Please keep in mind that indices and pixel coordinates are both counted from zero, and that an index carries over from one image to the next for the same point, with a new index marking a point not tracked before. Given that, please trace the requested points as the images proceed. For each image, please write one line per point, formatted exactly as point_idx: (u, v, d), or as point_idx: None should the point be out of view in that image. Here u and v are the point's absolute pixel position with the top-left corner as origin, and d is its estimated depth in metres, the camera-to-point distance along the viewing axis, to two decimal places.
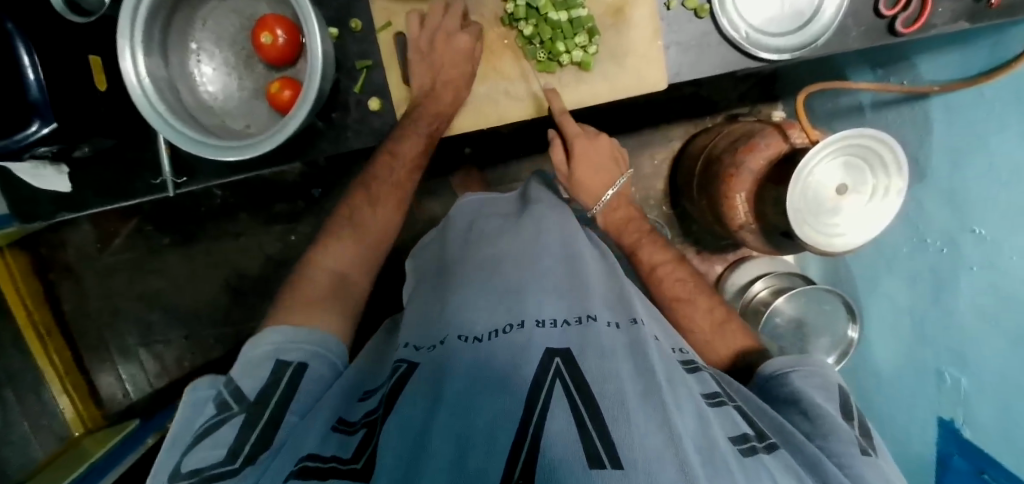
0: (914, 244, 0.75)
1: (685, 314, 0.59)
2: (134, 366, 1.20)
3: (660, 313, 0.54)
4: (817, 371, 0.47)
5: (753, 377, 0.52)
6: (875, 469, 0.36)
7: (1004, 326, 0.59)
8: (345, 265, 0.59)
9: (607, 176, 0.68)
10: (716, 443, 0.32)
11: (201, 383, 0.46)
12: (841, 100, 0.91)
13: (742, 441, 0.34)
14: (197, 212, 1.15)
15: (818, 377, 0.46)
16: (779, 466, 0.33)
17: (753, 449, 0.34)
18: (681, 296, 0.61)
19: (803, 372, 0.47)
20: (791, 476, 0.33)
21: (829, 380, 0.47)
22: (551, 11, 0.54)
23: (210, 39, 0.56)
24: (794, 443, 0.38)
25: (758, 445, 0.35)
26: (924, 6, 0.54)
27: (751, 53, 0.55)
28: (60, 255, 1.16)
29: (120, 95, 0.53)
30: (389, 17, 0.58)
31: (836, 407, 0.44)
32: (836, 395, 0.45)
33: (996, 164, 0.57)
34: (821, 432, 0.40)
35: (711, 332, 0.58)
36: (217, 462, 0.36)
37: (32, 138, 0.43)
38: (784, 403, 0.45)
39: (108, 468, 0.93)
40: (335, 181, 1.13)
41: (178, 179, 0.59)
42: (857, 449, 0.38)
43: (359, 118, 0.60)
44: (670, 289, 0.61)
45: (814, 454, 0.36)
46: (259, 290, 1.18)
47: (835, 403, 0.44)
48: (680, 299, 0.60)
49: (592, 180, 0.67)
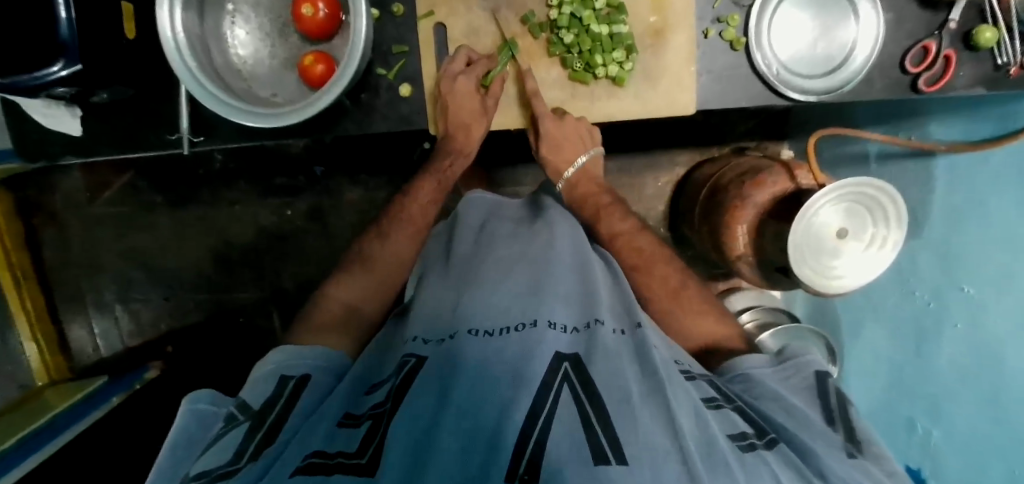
0: (900, 296, 0.75)
1: None
2: (108, 322, 1.17)
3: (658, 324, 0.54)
4: (795, 366, 0.47)
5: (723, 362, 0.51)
6: (863, 468, 0.35)
7: (981, 380, 0.63)
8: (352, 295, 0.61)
9: (573, 151, 0.63)
10: (716, 437, 0.32)
11: (204, 394, 0.44)
12: (847, 147, 0.93)
13: (740, 437, 0.35)
14: (195, 174, 1.12)
15: (797, 376, 0.46)
16: (779, 462, 0.34)
17: (752, 445, 0.34)
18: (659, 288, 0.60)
19: (783, 371, 0.47)
20: (792, 472, 0.33)
21: (807, 372, 0.46)
22: (593, 24, 0.55)
23: (247, 3, 0.55)
24: (791, 439, 0.38)
25: (757, 441, 0.35)
26: (946, 68, 0.56)
27: (781, 91, 0.56)
28: (47, 200, 1.12)
29: (150, 45, 0.52)
30: (431, 6, 0.58)
31: (817, 407, 0.43)
32: (818, 393, 0.44)
33: (992, 228, 0.59)
34: (808, 429, 0.39)
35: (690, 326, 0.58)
36: (223, 463, 0.34)
37: (52, 77, 0.42)
38: (762, 397, 0.44)
39: (70, 422, 0.88)
40: (339, 161, 1.11)
41: (195, 137, 0.58)
42: (844, 452, 0.37)
43: (387, 102, 0.59)
44: None
45: (807, 446, 0.36)
46: (247, 260, 1.16)
47: (817, 402, 0.43)
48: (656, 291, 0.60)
49: (558, 157, 0.63)
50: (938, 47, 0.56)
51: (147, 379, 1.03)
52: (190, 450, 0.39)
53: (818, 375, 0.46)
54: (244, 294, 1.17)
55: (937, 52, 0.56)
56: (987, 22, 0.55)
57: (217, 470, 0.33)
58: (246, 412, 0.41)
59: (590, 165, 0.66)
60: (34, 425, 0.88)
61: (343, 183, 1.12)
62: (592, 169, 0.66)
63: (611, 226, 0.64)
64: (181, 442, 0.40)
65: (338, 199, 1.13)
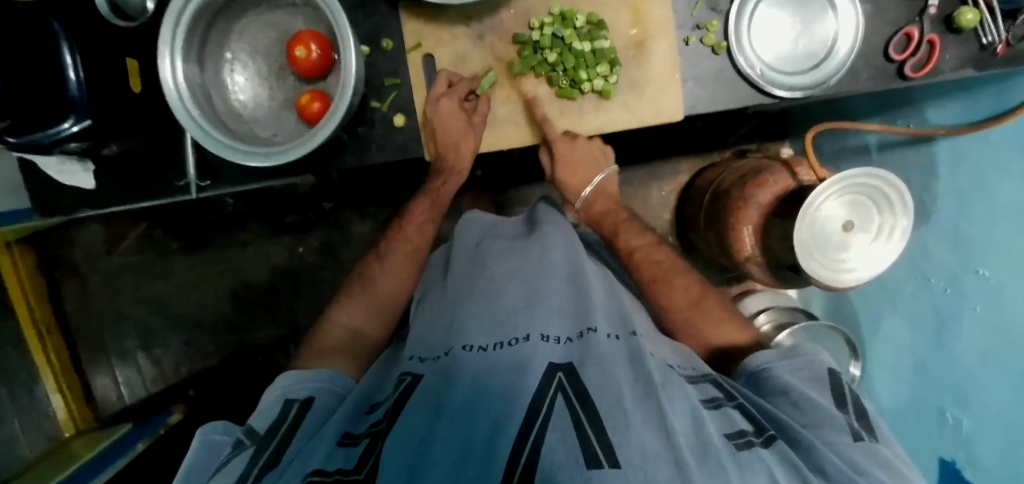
0: (918, 285, 0.74)
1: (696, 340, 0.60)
2: (131, 370, 1.19)
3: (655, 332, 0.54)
4: (807, 360, 0.46)
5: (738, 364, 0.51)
6: (873, 454, 0.36)
7: (1004, 364, 0.60)
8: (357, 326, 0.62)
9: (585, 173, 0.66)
10: (709, 438, 0.32)
11: (216, 423, 0.45)
12: (848, 141, 0.92)
13: (739, 437, 0.35)
14: (208, 219, 1.16)
15: (808, 369, 0.45)
16: (776, 460, 0.33)
17: (750, 443, 0.34)
18: (665, 293, 0.60)
19: (793, 364, 0.46)
20: (789, 471, 0.32)
21: (819, 366, 0.46)
22: (575, 41, 0.57)
23: (245, 50, 0.58)
24: (789, 435, 0.37)
25: (755, 439, 0.35)
26: (932, 53, 0.56)
27: (767, 90, 0.57)
28: (68, 255, 1.16)
29: (154, 97, 0.55)
30: (419, 39, 0.60)
31: (828, 397, 0.42)
32: (828, 384, 0.44)
33: (1000, 208, 0.58)
34: (816, 419, 0.39)
35: (699, 328, 0.58)
36: None
37: (64, 134, 0.44)
38: (772, 394, 0.44)
39: (95, 472, 0.88)
40: (346, 195, 1.14)
41: (201, 182, 0.60)
42: (851, 438, 0.37)
43: (383, 133, 0.61)
44: (651, 289, 0.61)
45: (811, 442, 0.35)
46: (262, 299, 1.18)
47: (828, 394, 0.43)
48: (664, 296, 0.60)
49: (572, 179, 0.66)
50: (921, 33, 0.56)
51: (170, 424, 1.03)
52: (201, 476, 0.40)
53: (829, 371, 0.45)
54: (259, 333, 1.18)
55: (920, 38, 0.56)
56: (967, 3, 0.55)
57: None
58: (253, 436, 0.41)
59: (605, 184, 0.68)
60: (62, 476, 0.89)
61: (350, 216, 1.15)
62: (607, 188, 0.69)
63: (609, 229, 0.66)
64: (194, 471, 0.41)
65: (346, 233, 1.15)
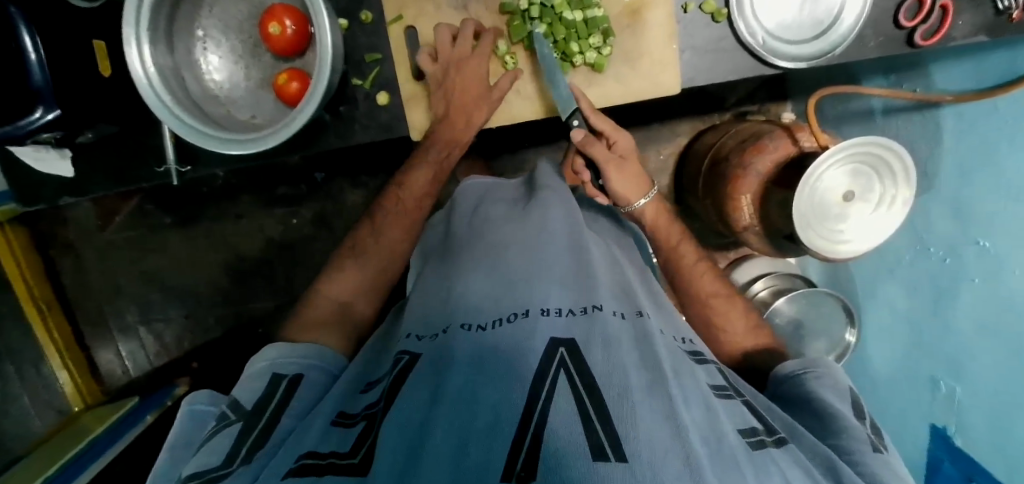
0: (916, 252, 0.74)
1: (716, 315, 0.62)
2: (134, 343, 1.21)
3: (666, 306, 0.56)
4: (827, 372, 0.51)
5: (769, 376, 0.56)
6: (886, 463, 0.39)
7: (1000, 332, 0.60)
8: (351, 306, 0.62)
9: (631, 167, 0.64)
10: (723, 435, 0.33)
11: (203, 396, 0.47)
12: (850, 104, 0.90)
13: (751, 435, 0.36)
14: (199, 192, 1.14)
15: (832, 382, 0.50)
16: (787, 459, 0.35)
17: (761, 443, 0.36)
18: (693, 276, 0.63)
19: (816, 374, 0.51)
20: (802, 471, 0.34)
21: (842, 383, 0.50)
22: (566, 10, 0.53)
23: (217, 26, 0.55)
24: (805, 442, 0.40)
25: (767, 439, 0.37)
26: (944, 20, 0.54)
27: (768, 61, 0.55)
28: (60, 232, 1.15)
29: (125, 82, 0.52)
30: (400, 10, 0.57)
31: (850, 407, 0.47)
32: (850, 398, 0.48)
33: (1004, 180, 0.56)
34: (834, 432, 0.43)
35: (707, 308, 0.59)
36: (215, 467, 0.36)
37: (37, 124, 0.42)
38: (801, 402, 0.49)
39: (109, 442, 0.92)
40: (338, 166, 1.12)
41: (182, 167, 0.58)
42: (869, 447, 0.41)
43: (367, 112, 0.59)
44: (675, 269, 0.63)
45: (826, 454, 0.38)
46: (259, 271, 1.18)
47: (850, 406, 0.47)
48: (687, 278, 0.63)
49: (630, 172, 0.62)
50: None
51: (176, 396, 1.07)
52: (188, 448, 0.42)
53: (851, 391, 0.50)
54: (259, 305, 1.19)
55: (932, 4, 0.53)
56: None
57: (212, 470, 0.36)
58: (238, 411, 0.42)
59: None
60: (75, 447, 0.93)
61: (343, 186, 1.13)
62: None
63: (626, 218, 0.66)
64: (182, 442, 0.42)
65: (340, 204, 1.14)
